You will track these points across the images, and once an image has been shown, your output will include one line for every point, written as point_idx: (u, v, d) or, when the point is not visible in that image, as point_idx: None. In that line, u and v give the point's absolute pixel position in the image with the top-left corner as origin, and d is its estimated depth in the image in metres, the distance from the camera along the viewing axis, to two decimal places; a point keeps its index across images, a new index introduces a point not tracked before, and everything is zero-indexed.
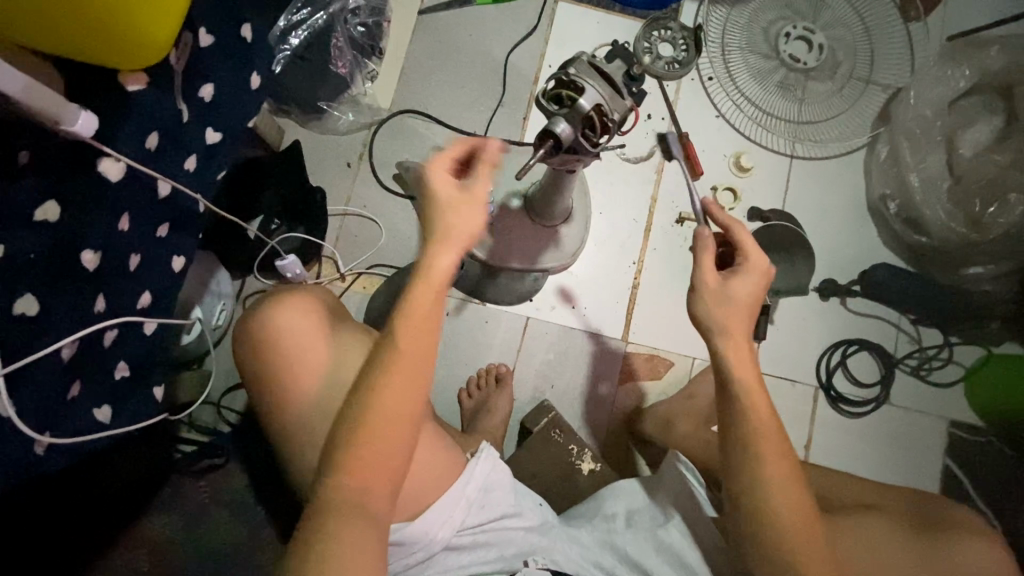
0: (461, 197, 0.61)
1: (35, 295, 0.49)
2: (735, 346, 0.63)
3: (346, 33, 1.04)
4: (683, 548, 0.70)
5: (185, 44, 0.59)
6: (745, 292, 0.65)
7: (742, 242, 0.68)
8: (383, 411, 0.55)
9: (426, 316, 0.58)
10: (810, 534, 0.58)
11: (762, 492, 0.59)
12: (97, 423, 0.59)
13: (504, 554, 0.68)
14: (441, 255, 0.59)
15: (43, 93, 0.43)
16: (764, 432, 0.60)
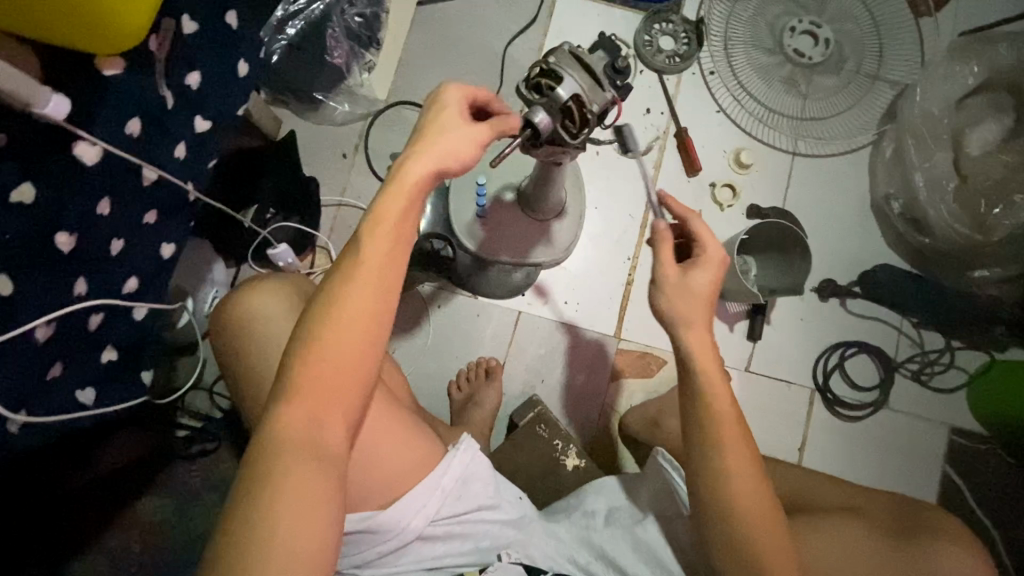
0: (461, 122, 0.59)
1: (10, 276, 0.50)
2: (695, 335, 0.63)
3: (343, 24, 1.03)
4: (660, 545, 0.71)
5: (166, 30, 0.58)
6: (700, 284, 0.65)
7: (698, 233, 0.67)
8: (332, 354, 0.51)
9: (393, 246, 0.55)
10: (760, 505, 0.58)
11: (714, 469, 0.59)
12: (79, 404, 0.63)
13: (479, 546, 0.69)
14: (414, 168, 0.56)
15: (9, 74, 0.43)
16: (720, 411, 0.60)
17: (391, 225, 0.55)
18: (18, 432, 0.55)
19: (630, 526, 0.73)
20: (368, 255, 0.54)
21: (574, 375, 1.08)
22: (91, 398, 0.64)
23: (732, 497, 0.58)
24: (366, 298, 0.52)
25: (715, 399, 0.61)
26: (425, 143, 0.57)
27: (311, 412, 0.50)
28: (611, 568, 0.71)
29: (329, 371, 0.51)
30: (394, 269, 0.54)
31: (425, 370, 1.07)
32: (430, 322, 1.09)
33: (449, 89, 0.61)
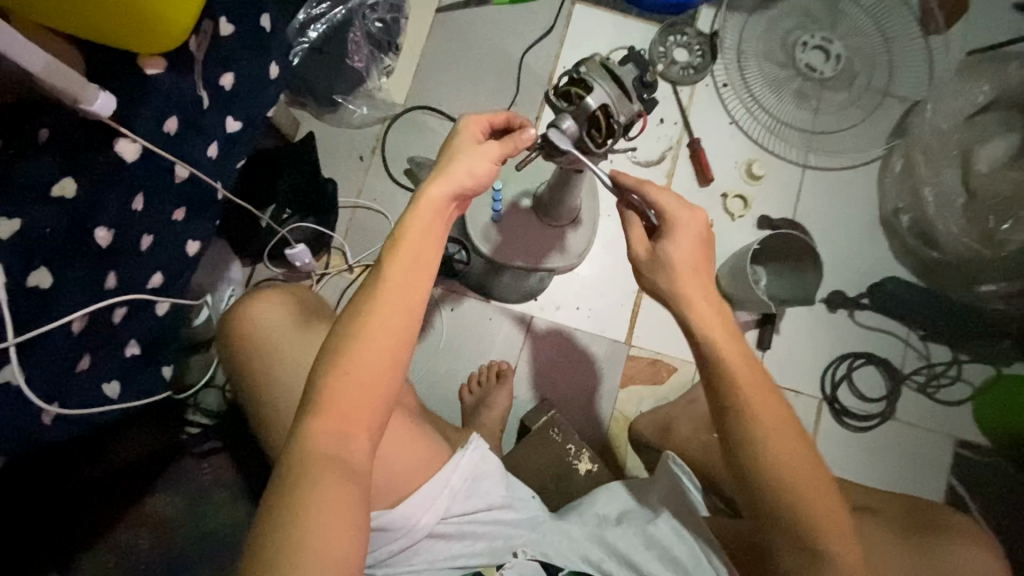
0: (475, 147, 0.62)
1: (49, 269, 0.51)
2: (701, 313, 0.61)
3: (363, 29, 1.08)
4: (672, 542, 0.70)
5: (205, 31, 0.60)
6: (682, 256, 0.63)
7: (661, 202, 0.65)
8: (363, 368, 0.51)
9: (419, 262, 0.56)
10: (810, 473, 0.57)
11: (762, 446, 0.57)
12: (104, 397, 0.62)
13: (493, 546, 0.69)
14: (434, 191, 0.59)
15: (62, 72, 0.44)
16: (752, 389, 0.58)
17: (417, 243, 0.56)
18: (50, 424, 0.56)
19: (641, 525, 0.73)
20: (396, 271, 0.55)
21: (586, 379, 1.09)
22: (115, 391, 0.64)
23: (785, 470, 0.56)
24: (395, 311, 0.53)
25: (741, 377, 0.58)
26: (446, 169, 0.60)
27: (339, 425, 0.50)
28: (626, 566, 0.70)
29: (359, 381, 0.51)
30: (420, 285, 0.55)
31: (437, 372, 1.08)
32: (442, 326, 1.09)
33: (469, 121, 0.65)
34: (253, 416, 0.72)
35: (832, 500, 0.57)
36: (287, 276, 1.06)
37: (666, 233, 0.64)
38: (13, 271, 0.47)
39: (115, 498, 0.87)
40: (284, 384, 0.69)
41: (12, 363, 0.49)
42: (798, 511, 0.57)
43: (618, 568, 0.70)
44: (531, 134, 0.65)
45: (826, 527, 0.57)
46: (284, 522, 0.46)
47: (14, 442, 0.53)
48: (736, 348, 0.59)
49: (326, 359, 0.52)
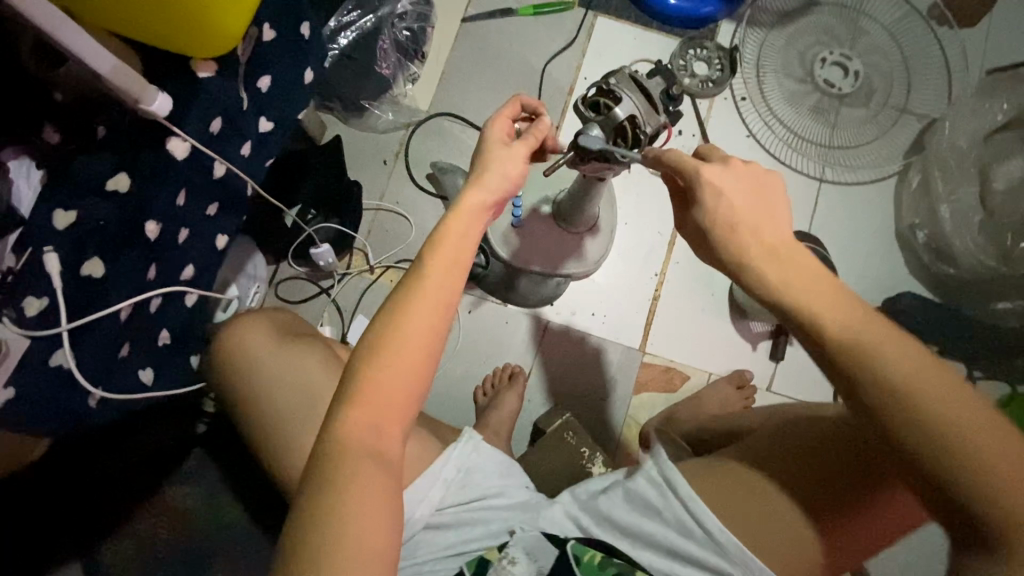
0: (506, 148, 0.63)
1: (101, 259, 0.54)
2: (773, 272, 0.51)
3: (392, 37, 1.10)
4: (652, 494, 0.65)
5: (249, 37, 0.64)
6: (738, 206, 0.54)
7: (684, 164, 0.58)
8: (399, 362, 0.51)
9: (460, 258, 0.56)
10: (974, 420, 0.44)
11: (893, 401, 0.46)
12: (141, 383, 0.65)
13: (490, 530, 0.70)
14: (474, 193, 0.60)
15: (127, 74, 0.47)
16: (850, 338, 0.48)
17: (452, 242, 0.56)
18: (94, 407, 0.58)
19: (620, 482, 0.69)
20: (437, 269, 0.55)
21: (599, 384, 1.10)
22: (150, 377, 0.67)
23: (935, 421, 0.45)
24: (430, 307, 0.53)
25: (836, 324, 0.48)
26: (483, 173, 0.62)
27: (375, 420, 0.50)
28: (612, 529, 0.67)
29: (394, 379, 0.51)
30: (454, 284, 0.55)
31: (453, 373, 1.10)
32: (459, 327, 1.11)
33: (496, 123, 0.66)
34: (245, 432, 0.70)
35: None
36: (310, 275, 1.09)
37: (698, 199, 0.57)
38: (68, 258, 0.51)
39: (131, 495, 0.88)
40: (272, 391, 0.69)
41: (64, 347, 0.52)
42: (972, 480, 0.43)
43: (607, 535, 0.67)
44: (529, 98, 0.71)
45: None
46: (321, 520, 0.46)
47: (64, 424, 0.56)
48: (833, 298, 0.50)
49: (360, 360, 0.52)
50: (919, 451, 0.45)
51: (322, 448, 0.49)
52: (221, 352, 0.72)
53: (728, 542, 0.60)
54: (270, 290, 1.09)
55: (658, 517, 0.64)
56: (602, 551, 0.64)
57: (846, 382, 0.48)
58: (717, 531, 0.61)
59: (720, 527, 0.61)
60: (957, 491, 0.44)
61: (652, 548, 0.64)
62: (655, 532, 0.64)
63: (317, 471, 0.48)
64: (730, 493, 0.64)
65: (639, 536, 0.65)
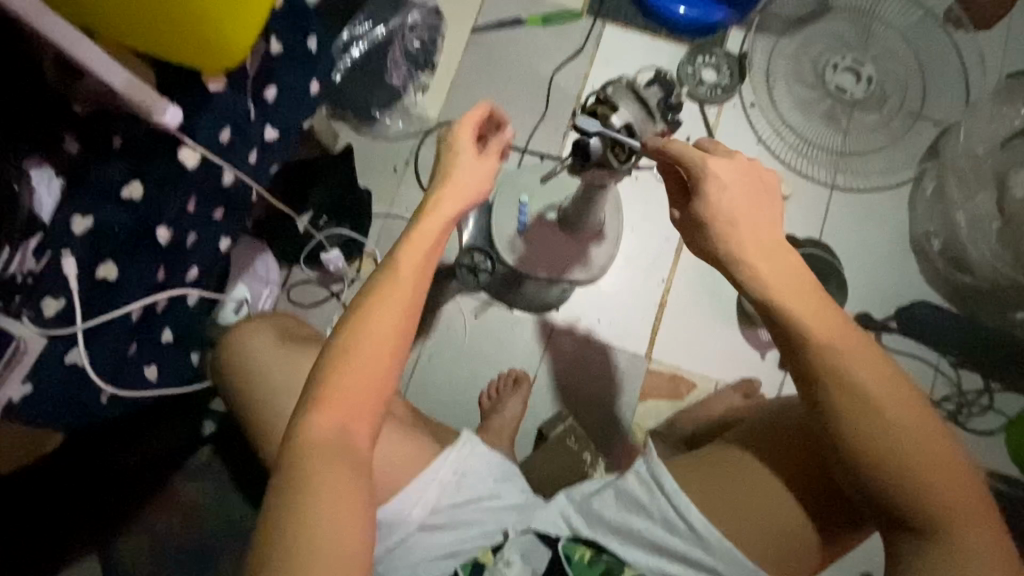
0: (473, 159, 0.67)
1: (116, 263, 0.57)
2: (754, 270, 0.54)
3: (402, 47, 1.16)
4: (644, 494, 0.66)
5: (259, 52, 0.67)
6: (724, 206, 0.56)
7: (683, 155, 0.58)
8: (363, 361, 0.54)
9: (423, 267, 0.60)
10: (928, 441, 0.48)
11: (859, 415, 0.49)
12: (146, 379, 0.68)
13: (485, 530, 0.72)
14: (440, 207, 0.63)
15: (140, 88, 0.50)
16: (829, 333, 0.51)
17: (414, 254, 0.60)
18: (103, 402, 0.62)
19: (613, 481, 0.70)
20: (403, 279, 0.58)
21: (605, 390, 1.10)
22: (154, 373, 0.70)
23: (894, 438, 0.48)
24: (394, 312, 0.56)
25: (821, 335, 0.51)
26: (447, 187, 0.65)
27: (341, 418, 0.53)
28: (602, 527, 0.68)
29: (359, 380, 0.54)
30: (417, 293, 0.58)
31: (459, 377, 1.11)
32: (465, 332, 1.12)
33: (459, 133, 0.68)
34: (248, 430, 0.73)
35: (965, 475, 0.48)
36: (321, 280, 1.11)
37: (698, 188, 0.58)
38: (83, 260, 0.54)
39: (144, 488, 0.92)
40: (278, 393, 0.71)
41: (79, 345, 0.55)
42: (916, 492, 0.48)
43: (598, 534, 0.68)
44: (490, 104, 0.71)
45: (960, 512, 0.47)
46: (291, 514, 0.48)
47: (70, 415, 0.59)
48: (814, 301, 0.52)
49: (325, 364, 0.55)
50: (875, 462, 0.49)
51: (293, 446, 0.52)
52: (223, 357, 0.74)
53: (710, 536, 0.62)
54: (282, 294, 1.10)
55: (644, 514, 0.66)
56: (590, 548, 0.69)
57: (817, 389, 0.51)
58: (699, 523, 0.62)
59: (702, 519, 0.62)
60: (897, 499, 0.49)
61: (638, 545, 0.66)
62: (642, 528, 0.66)
63: (288, 467, 0.51)
64: (726, 486, 0.64)
65: (629, 534, 0.67)
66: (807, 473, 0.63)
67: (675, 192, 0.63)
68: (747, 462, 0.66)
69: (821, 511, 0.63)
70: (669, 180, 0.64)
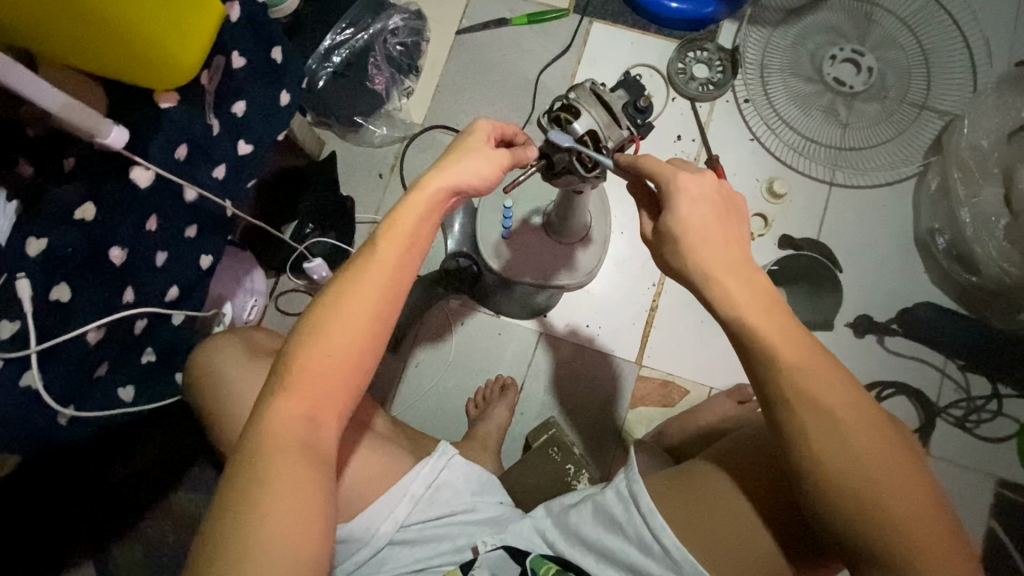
0: (483, 147, 0.63)
1: (69, 284, 0.57)
2: (722, 287, 0.53)
3: (384, 52, 1.14)
4: (619, 511, 0.64)
5: (217, 66, 0.67)
6: (694, 222, 0.55)
7: (654, 169, 0.58)
8: (329, 352, 0.52)
9: (402, 259, 0.56)
10: (894, 470, 0.47)
11: (824, 438, 0.48)
12: (120, 400, 0.69)
13: (456, 544, 0.72)
14: (430, 185, 0.59)
15: (78, 111, 0.50)
16: (792, 350, 0.50)
17: (393, 243, 0.56)
18: (66, 425, 0.61)
19: (592, 495, 0.69)
20: (373, 268, 0.55)
21: (596, 397, 1.07)
22: (130, 395, 0.70)
23: (859, 463, 0.47)
24: (365, 308, 0.54)
25: (789, 354, 0.49)
26: (449, 162, 0.61)
27: (307, 411, 0.51)
28: (577, 542, 0.67)
29: (326, 378, 0.52)
30: (399, 287, 0.56)
31: (447, 385, 1.10)
32: (452, 339, 1.11)
33: (478, 125, 0.65)
34: (218, 442, 0.73)
35: (933, 508, 0.47)
36: (308, 288, 1.10)
37: (668, 201, 0.57)
38: (38, 284, 0.54)
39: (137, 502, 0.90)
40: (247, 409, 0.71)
41: (32, 367, 0.55)
42: (882, 522, 0.46)
43: (573, 551, 0.67)
44: (534, 148, 0.68)
45: (926, 545, 0.45)
46: (241, 508, 0.46)
47: (32, 442, 0.59)
48: (781, 321, 0.51)
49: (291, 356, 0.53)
50: (840, 489, 0.47)
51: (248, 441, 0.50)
52: (195, 372, 0.74)
53: (683, 560, 0.59)
54: (270, 303, 1.11)
55: (620, 533, 0.64)
56: (557, 564, 0.66)
57: (782, 406, 0.50)
58: (674, 548, 0.60)
59: (676, 543, 0.60)
60: (862, 530, 0.47)
61: (613, 564, 0.64)
62: (616, 547, 0.64)
63: (243, 460, 0.49)
64: (700, 511, 0.62)
65: (601, 551, 0.65)
66: (774, 500, 0.61)
67: (648, 205, 0.63)
68: (720, 487, 0.63)
69: (791, 540, 0.60)
70: (640, 194, 0.63)
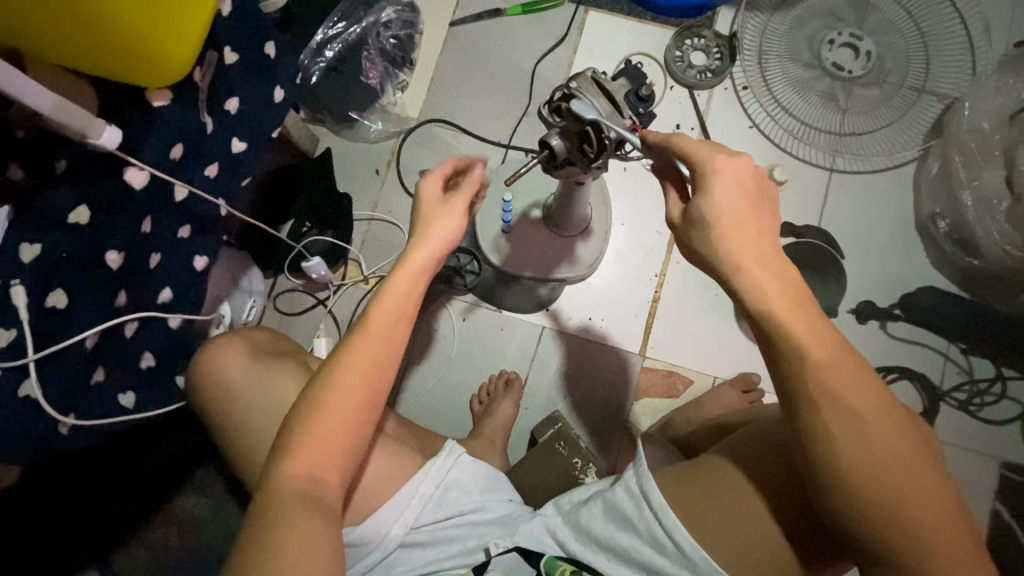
0: (443, 211, 0.62)
1: (66, 290, 0.56)
2: (752, 278, 0.51)
3: (377, 46, 1.11)
4: (631, 510, 0.64)
5: (209, 62, 0.64)
6: (728, 210, 0.53)
7: (684, 147, 0.56)
8: (337, 396, 0.54)
9: (398, 313, 0.58)
10: (916, 475, 0.47)
11: (851, 440, 0.47)
12: (121, 407, 0.68)
13: (465, 546, 0.71)
14: (419, 255, 0.60)
15: (71, 110, 0.50)
16: (824, 352, 0.49)
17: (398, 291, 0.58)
18: (66, 433, 0.61)
19: (602, 493, 0.68)
20: (376, 320, 0.57)
21: (601, 391, 1.07)
22: (131, 401, 0.69)
23: (885, 468, 0.47)
24: (373, 349, 0.56)
25: (820, 354, 0.49)
26: (423, 231, 0.61)
27: (318, 459, 0.52)
28: (589, 541, 0.66)
29: (335, 415, 0.53)
30: (399, 330, 0.57)
31: (450, 381, 1.09)
32: (454, 336, 1.10)
33: (429, 177, 0.63)
34: (221, 446, 0.73)
35: (952, 512, 0.47)
36: (307, 287, 1.09)
37: (700, 185, 0.55)
38: (34, 289, 0.53)
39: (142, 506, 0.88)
40: (249, 409, 0.70)
41: (31, 376, 0.54)
42: (901, 526, 0.46)
43: (586, 552, 0.67)
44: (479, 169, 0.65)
45: (946, 550, 0.46)
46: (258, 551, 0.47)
47: (32, 452, 0.58)
48: (812, 322, 0.50)
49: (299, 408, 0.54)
50: (860, 489, 0.47)
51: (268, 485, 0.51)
52: (202, 382, 0.73)
53: (697, 557, 0.59)
54: (268, 304, 1.09)
55: (631, 531, 0.64)
56: (571, 565, 0.66)
57: (805, 408, 0.49)
58: (688, 545, 0.60)
59: (691, 541, 0.59)
60: (876, 534, 0.47)
61: (626, 562, 0.64)
62: (629, 544, 0.63)
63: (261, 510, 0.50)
64: (711, 505, 0.61)
65: (615, 550, 0.64)
66: (785, 496, 0.60)
67: (679, 187, 0.60)
68: (731, 483, 0.62)
69: (803, 538, 0.59)
70: (667, 172, 0.61)
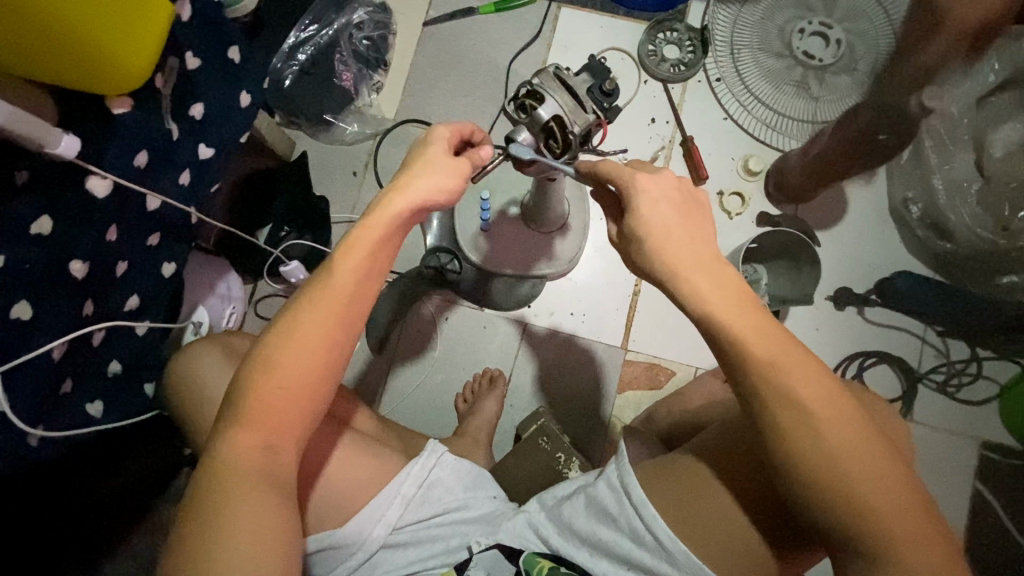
0: (440, 160, 0.60)
1: (30, 302, 0.56)
2: (691, 283, 0.52)
3: (350, 47, 1.12)
4: (612, 503, 0.64)
5: (170, 68, 0.65)
6: (658, 222, 0.54)
7: (612, 169, 0.57)
8: (284, 381, 0.52)
9: (359, 278, 0.55)
10: (869, 463, 0.47)
11: (796, 431, 0.48)
12: (87, 416, 0.68)
13: (448, 545, 0.72)
14: (394, 204, 0.57)
15: (26, 120, 0.49)
16: (765, 347, 0.49)
17: (337, 284, 0.54)
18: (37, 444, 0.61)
19: (584, 488, 0.68)
20: (335, 285, 0.54)
21: (587, 385, 1.08)
22: (100, 410, 0.70)
23: (830, 456, 0.47)
24: (331, 320, 0.54)
25: (760, 351, 0.49)
26: (405, 179, 0.58)
27: (266, 438, 0.51)
28: (571, 536, 0.67)
29: (287, 402, 0.52)
30: (356, 306, 0.55)
31: (435, 381, 1.09)
32: (437, 337, 1.10)
33: (439, 128, 0.62)
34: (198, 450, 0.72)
35: (908, 495, 0.47)
36: (286, 292, 1.08)
37: (629, 203, 0.56)
38: None
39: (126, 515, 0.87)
40: None
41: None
42: (858, 514, 0.47)
43: (565, 545, 0.67)
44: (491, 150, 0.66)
45: (897, 530, 0.46)
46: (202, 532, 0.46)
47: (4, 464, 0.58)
48: (751, 318, 0.50)
49: (220, 436, 0.51)
50: (811, 477, 0.48)
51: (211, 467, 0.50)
52: (174, 393, 0.73)
53: (675, 550, 0.59)
54: (249, 310, 1.08)
55: (613, 525, 0.64)
56: (551, 561, 0.67)
57: (756, 401, 0.50)
58: (666, 539, 0.60)
59: (669, 534, 0.60)
60: (834, 521, 0.48)
61: (608, 557, 0.64)
62: (609, 538, 0.64)
63: (206, 499, 0.48)
64: (687, 502, 0.62)
65: (597, 545, 0.65)
66: (756, 489, 0.61)
67: (611, 208, 0.61)
68: (703, 483, 0.63)
69: (776, 530, 0.60)
70: (603, 198, 0.62)
